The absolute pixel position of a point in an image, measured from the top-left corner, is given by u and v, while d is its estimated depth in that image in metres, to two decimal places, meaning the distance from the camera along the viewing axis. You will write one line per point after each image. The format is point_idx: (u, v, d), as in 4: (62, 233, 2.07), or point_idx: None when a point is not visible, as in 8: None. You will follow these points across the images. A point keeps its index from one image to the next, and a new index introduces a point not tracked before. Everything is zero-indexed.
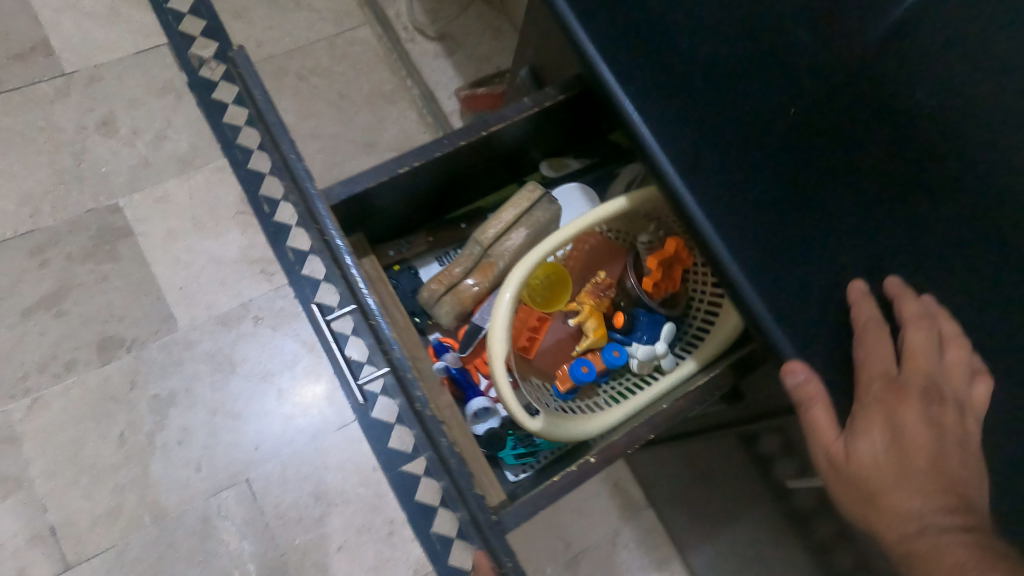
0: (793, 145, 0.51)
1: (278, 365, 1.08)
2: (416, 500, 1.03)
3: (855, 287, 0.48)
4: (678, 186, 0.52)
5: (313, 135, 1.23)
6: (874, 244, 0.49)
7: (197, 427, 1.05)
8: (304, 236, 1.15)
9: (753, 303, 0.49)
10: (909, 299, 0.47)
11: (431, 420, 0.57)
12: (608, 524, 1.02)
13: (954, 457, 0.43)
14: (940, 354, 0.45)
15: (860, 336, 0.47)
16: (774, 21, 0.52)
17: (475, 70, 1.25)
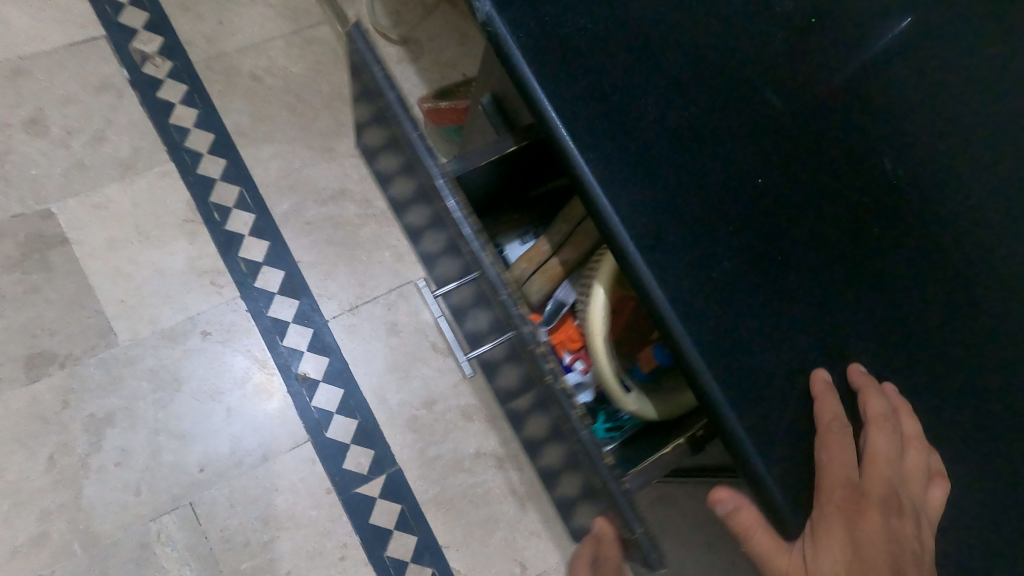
0: (757, 217, 0.51)
1: (227, 383, 1.03)
2: (370, 523, 0.99)
3: (819, 378, 0.49)
4: (640, 268, 0.49)
5: (267, 138, 1.17)
6: (827, 313, 0.50)
7: (137, 449, 0.99)
8: (258, 247, 1.10)
9: (706, 384, 0.48)
10: (874, 397, 0.49)
11: (564, 396, 0.58)
12: (568, 546, 1.03)
13: (907, 566, 0.46)
14: (897, 456, 0.49)
15: (825, 435, 0.48)
16: (751, 78, 0.53)
17: (441, 79, 1.22)
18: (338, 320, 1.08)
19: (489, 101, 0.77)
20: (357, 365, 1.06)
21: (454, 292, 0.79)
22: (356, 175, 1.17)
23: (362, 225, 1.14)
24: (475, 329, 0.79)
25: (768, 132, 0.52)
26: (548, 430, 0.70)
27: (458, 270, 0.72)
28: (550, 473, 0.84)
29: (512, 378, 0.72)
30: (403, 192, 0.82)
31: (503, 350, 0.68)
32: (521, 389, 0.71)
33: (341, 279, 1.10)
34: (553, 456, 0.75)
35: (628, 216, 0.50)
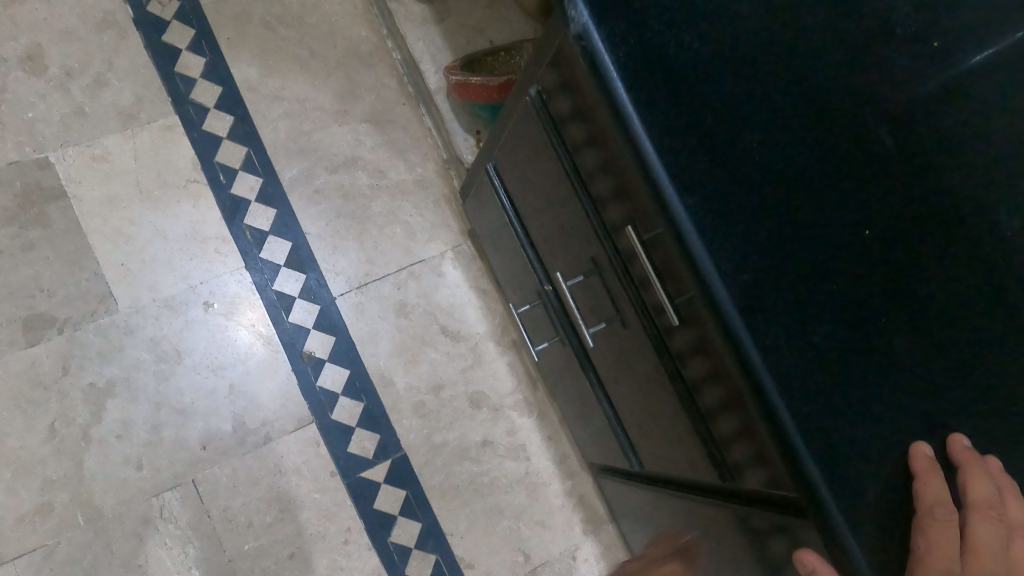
0: (839, 285, 0.48)
1: (230, 358, 0.99)
2: (375, 508, 0.99)
3: (921, 450, 0.46)
4: (733, 318, 0.47)
5: (277, 96, 1.08)
6: (916, 389, 0.48)
7: (139, 422, 0.95)
8: (264, 215, 1.04)
9: (790, 430, 0.46)
10: (976, 475, 0.46)
11: (780, 409, 0.46)
12: (571, 537, 1.04)
13: None
14: (1002, 540, 0.45)
15: (928, 520, 0.44)
16: (847, 140, 0.50)
17: (466, 44, 1.09)
18: (346, 297, 1.04)
19: (535, 94, 0.69)
20: (364, 345, 1.04)
21: (584, 256, 0.72)
22: (369, 144, 1.10)
23: (374, 198, 1.08)
24: (615, 298, 0.69)
25: (858, 197, 0.50)
26: (704, 423, 0.60)
27: (622, 236, 0.61)
28: (661, 462, 0.75)
29: (671, 362, 0.62)
30: (542, 139, 0.71)
31: (676, 332, 0.58)
32: (682, 376, 0.61)
33: (348, 255, 1.06)
34: (689, 447, 0.66)
35: (727, 268, 0.47)
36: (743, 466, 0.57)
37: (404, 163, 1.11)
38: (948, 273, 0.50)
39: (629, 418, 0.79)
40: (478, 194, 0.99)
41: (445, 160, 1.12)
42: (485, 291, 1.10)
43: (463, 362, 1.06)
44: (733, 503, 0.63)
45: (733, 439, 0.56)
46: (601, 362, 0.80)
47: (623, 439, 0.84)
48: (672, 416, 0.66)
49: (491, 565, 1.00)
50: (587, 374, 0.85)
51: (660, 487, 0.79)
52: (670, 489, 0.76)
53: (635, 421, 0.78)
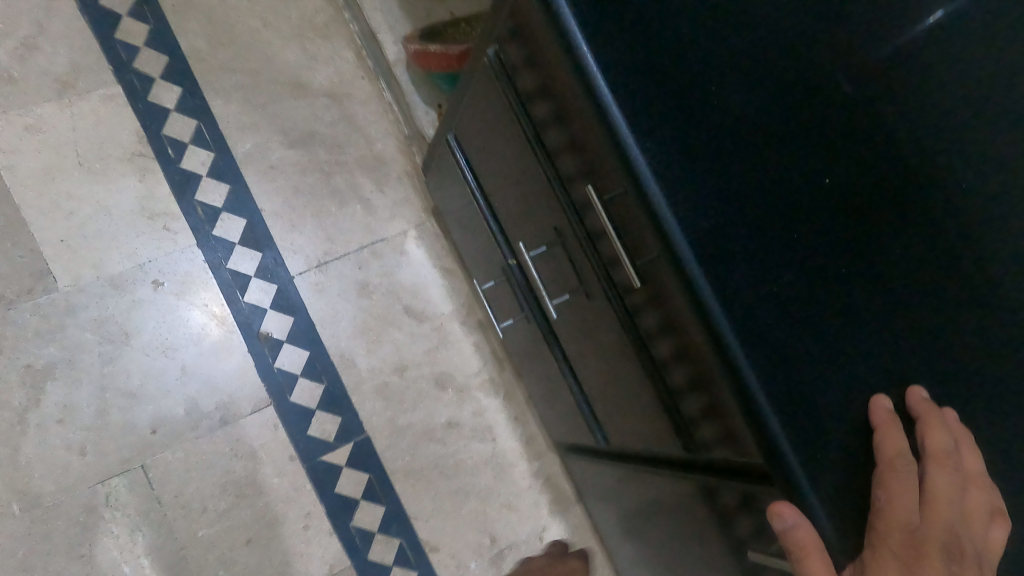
0: (806, 242, 0.47)
1: (181, 339, 0.94)
2: (336, 492, 0.96)
3: (882, 404, 0.45)
4: (697, 276, 0.45)
5: (228, 66, 1.03)
6: (882, 346, 0.47)
7: (82, 407, 0.90)
8: (216, 191, 0.99)
9: (756, 394, 0.44)
10: (936, 427, 0.45)
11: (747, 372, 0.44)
12: (537, 518, 1.02)
13: None
14: (962, 491, 0.44)
15: (888, 473, 0.43)
16: (812, 95, 0.49)
17: (426, 15, 1.06)
18: (304, 276, 1.01)
19: (494, 56, 0.66)
20: (325, 325, 1.00)
21: (547, 227, 0.70)
22: (327, 118, 1.06)
23: (333, 174, 1.04)
24: (578, 268, 0.67)
25: (825, 153, 0.48)
26: (671, 391, 0.59)
27: (584, 199, 0.59)
28: (627, 437, 0.74)
29: (636, 330, 0.60)
30: (502, 106, 0.68)
31: (640, 298, 0.56)
32: (647, 344, 0.59)
33: (305, 232, 1.02)
34: (654, 421, 0.64)
35: (693, 225, 0.45)
36: (708, 437, 0.56)
37: (364, 139, 1.07)
38: (915, 229, 0.49)
39: (595, 394, 0.77)
40: (441, 169, 0.96)
41: (407, 135, 1.08)
42: (450, 270, 1.07)
43: (427, 342, 1.04)
44: (699, 473, 0.62)
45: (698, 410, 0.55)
46: (566, 336, 0.78)
47: (589, 415, 0.83)
48: (637, 388, 0.65)
49: (457, 548, 0.98)
50: (553, 350, 0.83)
51: (625, 462, 0.78)
52: (635, 462, 0.75)
53: (599, 394, 0.76)
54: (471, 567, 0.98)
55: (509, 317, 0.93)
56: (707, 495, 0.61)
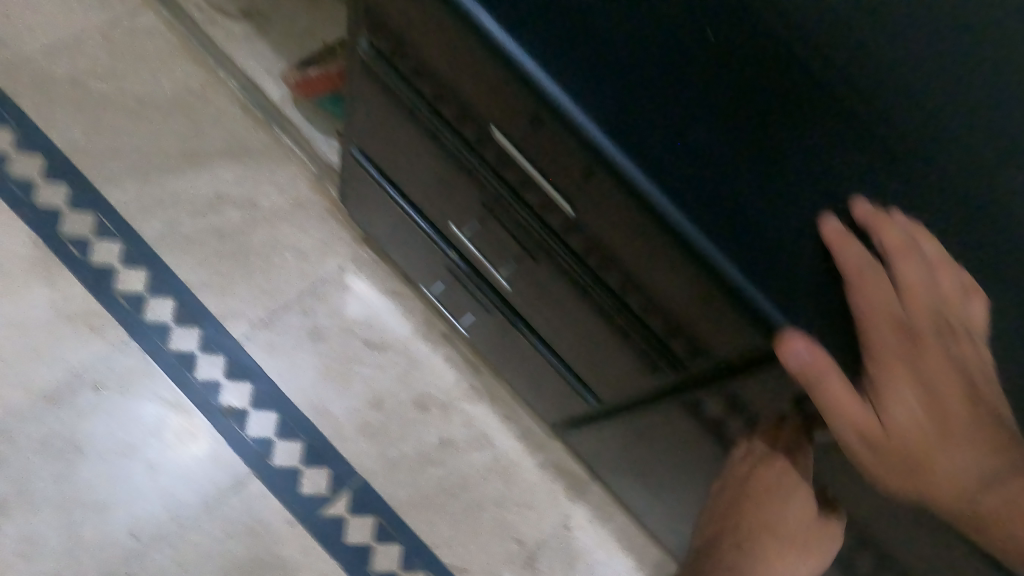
0: (749, 101, 0.41)
1: (138, 435, 0.88)
2: (347, 543, 0.90)
3: (831, 227, 0.38)
4: (635, 177, 0.39)
5: (110, 151, 0.98)
6: (879, 188, 0.40)
7: (48, 535, 0.83)
8: (137, 275, 0.94)
9: (757, 299, 0.38)
10: (891, 227, 0.39)
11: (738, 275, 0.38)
12: (558, 509, 0.98)
13: (983, 389, 0.37)
14: (935, 284, 0.38)
15: (857, 290, 0.37)
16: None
17: (298, 49, 1.01)
18: (249, 338, 0.95)
19: (367, 45, 0.62)
20: (286, 381, 0.95)
21: (474, 203, 0.68)
22: (228, 177, 1.00)
23: (251, 230, 0.99)
24: (518, 233, 0.65)
25: (757, 4, 0.43)
26: (647, 314, 0.56)
27: (500, 150, 0.56)
28: (616, 389, 0.72)
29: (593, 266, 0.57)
30: (395, 96, 0.65)
31: (584, 227, 0.53)
32: (608, 274, 0.56)
33: (238, 293, 0.96)
34: (643, 360, 0.62)
35: (616, 116, 0.39)
36: (697, 359, 0.53)
37: (272, 187, 1.01)
38: (889, 55, 0.44)
39: (573, 357, 0.75)
40: (359, 192, 0.92)
41: (316, 174, 1.01)
42: (398, 292, 1.02)
43: (396, 369, 0.99)
44: (692, 393, 0.58)
45: (683, 331, 0.52)
46: (528, 308, 0.75)
47: (574, 380, 0.80)
48: (615, 334, 0.62)
49: (485, 562, 0.94)
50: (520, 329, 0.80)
51: (623, 416, 0.76)
52: (629, 412, 0.73)
53: (576, 355, 0.74)
54: None
55: (468, 314, 0.91)
56: (709, 419, 0.59)
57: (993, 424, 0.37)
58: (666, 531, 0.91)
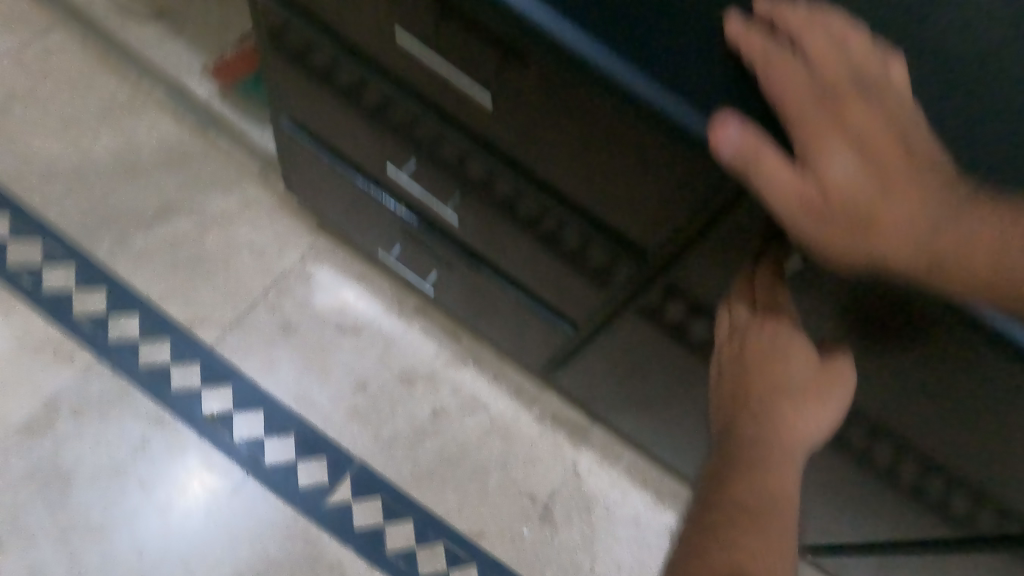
0: None
1: (125, 453, 0.86)
2: (358, 529, 0.88)
3: (732, 27, 0.39)
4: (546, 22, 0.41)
5: (44, 177, 0.96)
6: None
7: (48, 565, 0.81)
8: (95, 296, 0.91)
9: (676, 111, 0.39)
10: (789, 10, 0.38)
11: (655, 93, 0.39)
12: (564, 458, 0.96)
13: (915, 134, 0.35)
14: (842, 47, 0.37)
15: (765, 68, 0.37)
16: None
17: (215, 42, 1.01)
18: (221, 346, 0.93)
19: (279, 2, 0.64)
20: (266, 379, 0.93)
21: (411, 144, 0.68)
22: (169, 184, 0.99)
23: (203, 233, 0.97)
24: (458, 163, 0.66)
25: None
26: (590, 199, 0.57)
27: (419, 67, 0.56)
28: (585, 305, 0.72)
29: (530, 165, 0.58)
30: (315, 51, 0.66)
31: (513, 118, 0.53)
32: (546, 167, 0.57)
33: (200, 297, 0.94)
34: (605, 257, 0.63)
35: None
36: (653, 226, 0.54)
37: (217, 189, 1.00)
38: None
39: (539, 284, 0.75)
40: (302, 174, 0.90)
41: (260, 170, 1.02)
42: (362, 273, 1.01)
43: (375, 349, 0.97)
44: (652, 271, 0.59)
45: (634, 201, 0.53)
46: (484, 245, 0.76)
47: (545, 312, 0.80)
48: (574, 237, 0.63)
49: (502, 521, 0.91)
50: (483, 272, 0.80)
51: (601, 334, 0.75)
52: (603, 328, 0.73)
53: (540, 282, 0.74)
54: (524, 533, 0.91)
55: (433, 273, 0.89)
56: (679, 297, 0.60)
57: (932, 164, 0.34)
58: (675, 455, 0.90)
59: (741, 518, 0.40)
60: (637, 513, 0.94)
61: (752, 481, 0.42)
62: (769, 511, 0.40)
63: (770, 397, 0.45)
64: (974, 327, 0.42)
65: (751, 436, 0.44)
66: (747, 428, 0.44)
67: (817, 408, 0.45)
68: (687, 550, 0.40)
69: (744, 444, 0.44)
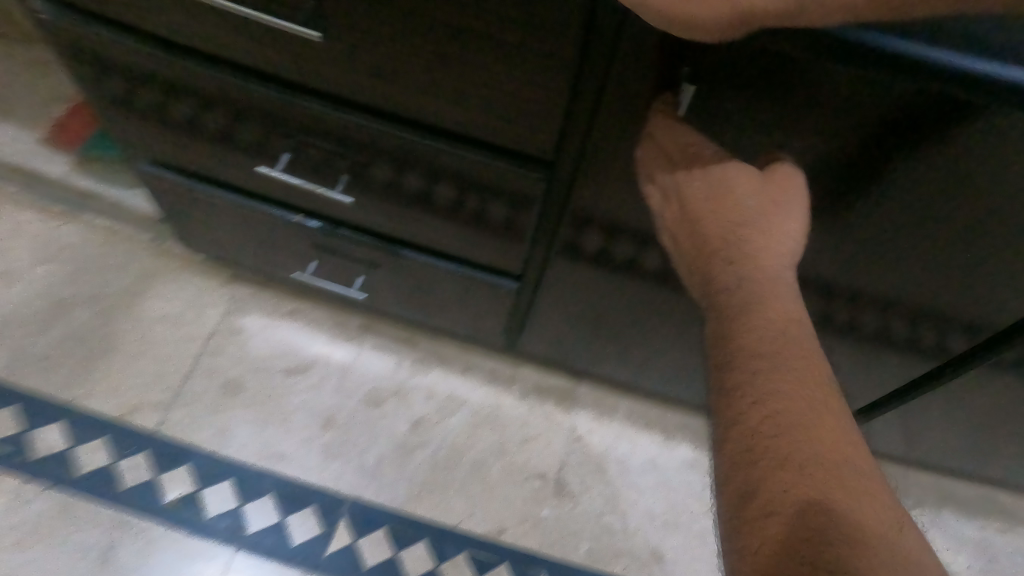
0: None
1: (90, 568, 0.77)
2: (371, 567, 0.81)
3: None
4: None
5: None
6: None
7: None
8: (11, 417, 0.85)
9: None
10: None
11: None
12: (561, 426, 0.91)
13: None
14: None
15: None
16: None
17: (65, 132, 1.03)
18: (164, 428, 0.86)
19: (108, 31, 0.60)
20: (224, 447, 0.86)
21: (294, 141, 0.68)
22: (62, 279, 0.95)
23: (110, 319, 0.93)
24: (345, 143, 0.65)
25: None
26: (476, 106, 0.55)
27: (277, 45, 0.56)
28: (501, 252, 0.72)
29: (413, 105, 0.57)
30: (164, 73, 0.64)
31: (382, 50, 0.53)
32: (426, 86, 0.55)
33: (125, 382, 0.89)
34: (506, 193, 0.63)
35: None
36: (539, 137, 0.55)
37: (113, 270, 0.97)
38: None
39: (456, 246, 0.74)
40: (197, 221, 0.87)
41: (149, 240, 1.00)
42: (294, 309, 0.97)
43: (331, 381, 0.92)
44: (560, 167, 0.58)
45: (516, 115, 0.54)
46: (394, 226, 0.75)
47: (480, 275, 0.78)
48: (474, 184, 0.64)
49: (519, 510, 0.85)
50: (400, 256, 0.79)
51: (533, 277, 0.75)
52: (530, 265, 0.73)
53: (454, 244, 0.74)
54: (545, 514, 0.85)
55: (359, 278, 0.87)
56: (583, 204, 0.61)
57: None
58: (665, 381, 0.86)
59: (759, 366, 0.41)
60: (652, 458, 0.90)
61: (751, 330, 0.42)
62: (777, 341, 0.41)
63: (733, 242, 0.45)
64: (910, 70, 0.37)
65: (728, 286, 0.44)
66: (722, 282, 0.44)
67: (781, 225, 0.44)
68: (727, 428, 0.40)
69: (728, 296, 0.43)
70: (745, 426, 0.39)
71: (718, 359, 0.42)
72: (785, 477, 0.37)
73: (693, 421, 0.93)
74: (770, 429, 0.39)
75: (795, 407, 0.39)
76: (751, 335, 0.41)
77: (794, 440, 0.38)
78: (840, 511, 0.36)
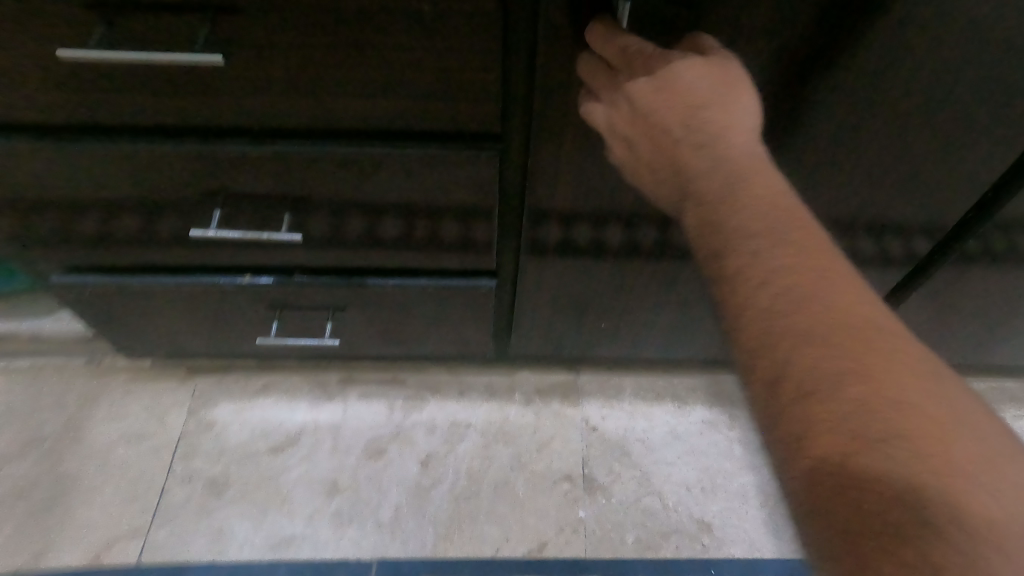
0: None
1: None
2: None
3: None
4: None
5: None
6: None
7: None
8: None
9: None
10: None
11: None
12: (572, 421, 0.88)
13: None
14: None
15: None
16: None
17: None
18: (148, 555, 0.78)
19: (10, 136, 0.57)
20: (225, 549, 0.78)
21: (230, 194, 0.64)
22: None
23: (63, 455, 0.85)
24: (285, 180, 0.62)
25: None
26: (413, 93, 0.54)
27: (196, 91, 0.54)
28: (475, 250, 0.69)
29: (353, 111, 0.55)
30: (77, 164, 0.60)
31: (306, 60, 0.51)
32: (355, 86, 0.53)
33: (90, 520, 0.80)
34: (468, 180, 0.61)
35: None
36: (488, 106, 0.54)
37: (53, 407, 0.90)
38: None
39: (426, 258, 0.71)
40: (137, 321, 0.82)
41: (85, 362, 0.94)
42: (266, 384, 0.91)
43: (323, 445, 0.86)
44: (512, 135, 0.57)
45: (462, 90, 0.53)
46: (354, 255, 0.71)
47: (458, 282, 0.74)
48: (433, 181, 0.61)
49: (556, 517, 0.80)
50: (369, 285, 0.74)
51: (510, 269, 0.72)
52: (506, 257, 0.71)
53: (422, 256, 0.71)
54: (583, 514, 0.81)
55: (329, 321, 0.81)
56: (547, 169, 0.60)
57: None
58: (663, 345, 0.85)
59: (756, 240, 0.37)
60: (671, 428, 0.88)
61: (737, 211, 0.39)
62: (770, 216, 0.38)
63: (697, 128, 0.42)
64: None
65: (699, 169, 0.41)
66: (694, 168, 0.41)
67: (740, 105, 0.42)
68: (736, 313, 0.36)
69: (701, 179, 0.41)
70: (753, 309, 0.36)
71: (708, 248, 0.39)
72: (806, 354, 0.33)
73: (699, 381, 0.91)
74: (781, 307, 0.35)
75: (802, 280, 0.36)
76: (739, 217, 0.38)
77: (814, 315, 0.34)
78: (888, 382, 0.32)
